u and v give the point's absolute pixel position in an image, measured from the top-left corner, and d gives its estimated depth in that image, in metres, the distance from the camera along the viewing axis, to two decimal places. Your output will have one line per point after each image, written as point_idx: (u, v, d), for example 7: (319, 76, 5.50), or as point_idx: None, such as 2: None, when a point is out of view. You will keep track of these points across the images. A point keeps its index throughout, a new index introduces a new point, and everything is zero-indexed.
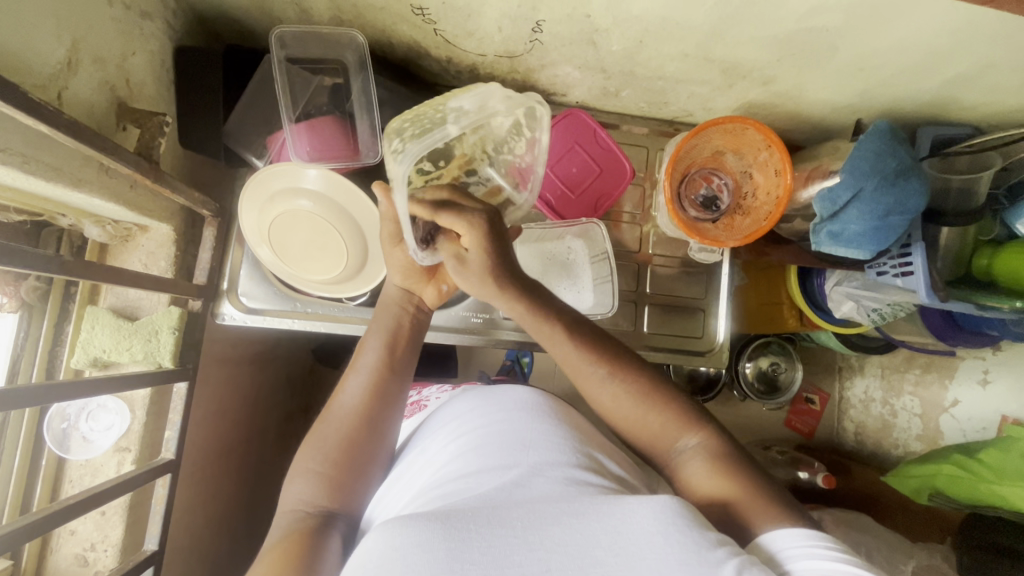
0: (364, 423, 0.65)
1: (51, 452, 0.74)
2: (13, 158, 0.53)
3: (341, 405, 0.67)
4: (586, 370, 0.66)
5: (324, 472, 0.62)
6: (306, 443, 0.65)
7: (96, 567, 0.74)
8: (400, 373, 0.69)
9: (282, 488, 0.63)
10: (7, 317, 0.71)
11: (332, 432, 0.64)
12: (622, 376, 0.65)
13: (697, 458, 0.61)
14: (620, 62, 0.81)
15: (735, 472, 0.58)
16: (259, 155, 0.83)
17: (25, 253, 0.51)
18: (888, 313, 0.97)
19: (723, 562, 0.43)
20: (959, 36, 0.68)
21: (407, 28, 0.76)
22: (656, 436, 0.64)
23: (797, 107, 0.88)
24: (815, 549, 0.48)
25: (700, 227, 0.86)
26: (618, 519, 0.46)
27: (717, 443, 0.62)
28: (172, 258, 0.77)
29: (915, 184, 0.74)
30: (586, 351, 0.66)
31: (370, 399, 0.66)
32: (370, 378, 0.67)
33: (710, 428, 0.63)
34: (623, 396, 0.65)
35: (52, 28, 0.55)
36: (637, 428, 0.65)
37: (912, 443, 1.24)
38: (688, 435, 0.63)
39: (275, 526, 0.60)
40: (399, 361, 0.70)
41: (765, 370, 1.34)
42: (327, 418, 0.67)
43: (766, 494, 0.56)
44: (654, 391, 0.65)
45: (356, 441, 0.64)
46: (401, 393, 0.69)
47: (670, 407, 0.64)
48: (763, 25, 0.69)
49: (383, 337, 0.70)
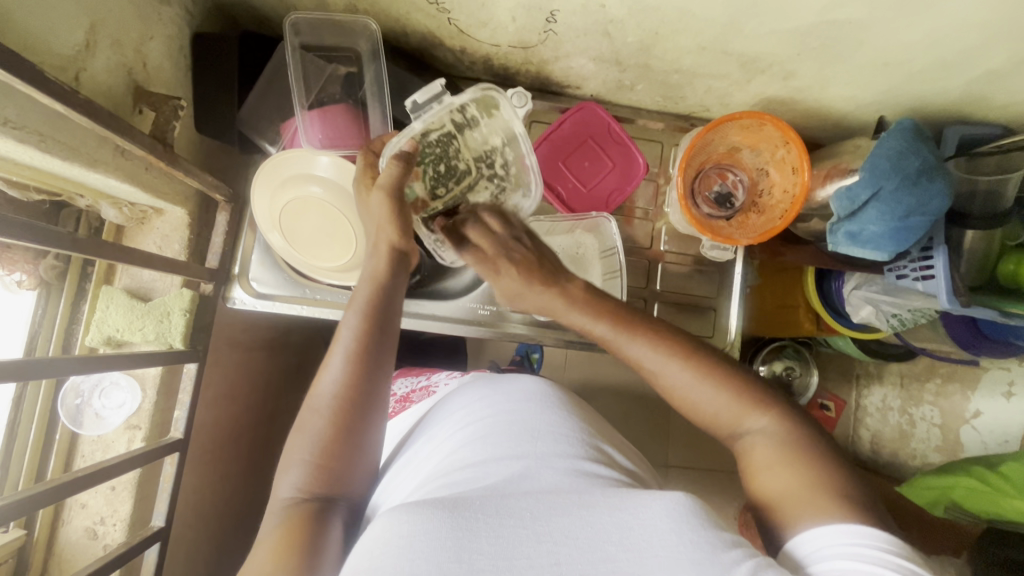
0: (348, 409, 0.59)
1: (65, 428, 0.76)
2: (30, 136, 0.54)
3: (321, 389, 0.61)
4: (649, 361, 0.64)
5: (316, 464, 0.58)
6: (294, 429, 0.60)
7: (105, 541, 0.75)
8: (385, 349, 0.63)
9: (273, 481, 0.59)
10: (25, 295, 0.73)
11: (317, 424, 0.59)
12: (689, 364, 0.62)
13: (767, 442, 0.58)
14: (636, 54, 0.80)
15: (805, 459, 0.55)
16: (273, 143, 0.85)
17: (39, 230, 0.52)
18: (908, 319, 0.95)
19: (737, 562, 0.42)
20: (987, 30, 0.66)
21: (422, 18, 0.76)
22: (720, 422, 0.61)
23: (817, 103, 0.86)
24: (850, 551, 0.46)
25: (712, 224, 0.84)
26: (630, 514, 0.45)
27: (784, 428, 0.58)
28: (186, 242, 0.78)
29: (939, 184, 0.71)
30: (650, 342, 0.64)
31: (351, 384, 0.60)
32: (352, 359, 0.61)
33: (780, 409, 0.60)
34: (696, 385, 0.62)
35: (71, 12, 0.57)
36: (701, 413, 0.62)
37: (930, 454, 1.19)
38: (757, 418, 0.59)
39: (268, 520, 0.57)
40: (377, 340, 0.62)
41: (779, 374, 1.29)
42: (310, 406, 0.60)
43: (839, 487, 0.52)
44: (716, 372, 0.62)
45: (342, 428, 0.59)
46: (383, 371, 0.62)
47: (742, 389, 0.61)
48: (780, 18, 0.68)
49: (360, 312, 0.63)
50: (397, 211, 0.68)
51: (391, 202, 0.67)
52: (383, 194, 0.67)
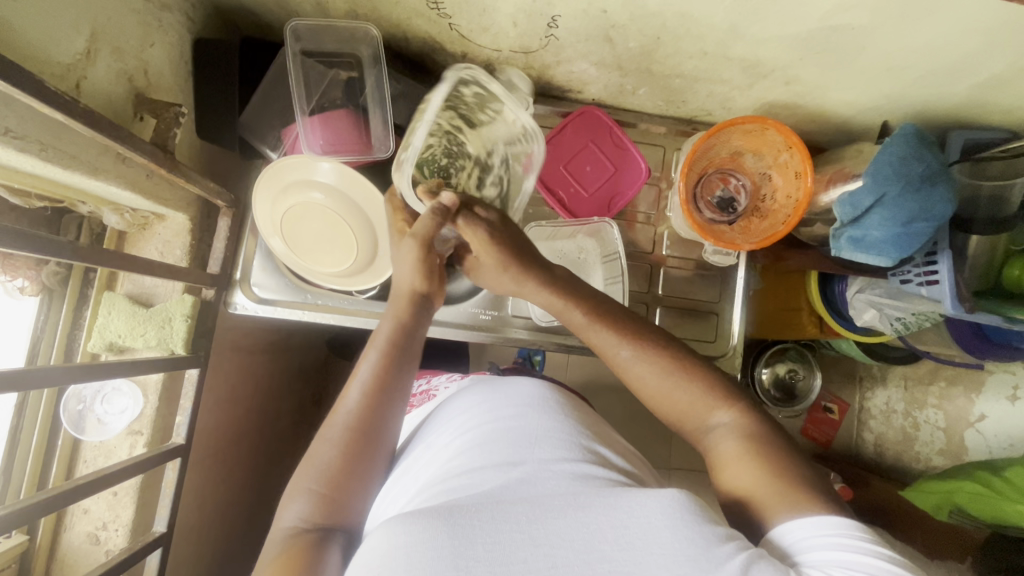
0: (364, 435, 0.62)
1: (68, 433, 0.76)
2: (30, 145, 0.54)
3: (338, 420, 0.63)
4: (615, 352, 0.66)
5: (325, 492, 0.58)
6: (305, 461, 0.61)
7: (107, 546, 0.76)
8: (402, 383, 0.66)
9: (277, 506, 0.60)
10: (28, 302, 0.73)
11: (330, 450, 0.61)
12: (652, 355, 0.64)
13: (729, 436, 0.58)
14: (638, 59, 0.80)
15: (762, 451, 0.56)
16: (273, 148, 0.84)
17: (39, 239, 0.52)
18: (912, 322, 0.93)
19: (730, 557, 0.42)
20: (993, 35, 0.65)
21: (423, 23, 0.76)
22: (687, 413, 0.62)
23: (821, 108, 0.86)
24: (835, 539, 0.45)
25: (715, 229, 0.83)
26: (625, 512, 0.45)
27: (748, 423, 0.59)
28: (188, 248, 0.78)
29: (942, 190, 0.71)
30: (612, 334, 0.66)
31: (369, 412, 0.63)
32: (370, 389, 0.64)
33: (741, 405, 0.61)
34: (654, 376, 0.63)
35: (71, 20, 0.57)
36: (665, 403, 0.64)
37: (934, 457, 1.19)
38: (720, 412, 0.60)
39: (268, 550, 0.56)
40: (394, 372, 0.65)
41: (783, 376, 1.30)
42: (326, 433, 0.63)
43: (802, 481, 0.52)
44: (685, 367, 0.63)
45: (359, 455, 0.61)
46: (401, 404, 0.65)
47: (703, 381, 0.62)
48: (783, 23, 0.67)
49: (381, 347, 0.66)
50: (424, 258, 0.68)
51: (424, 249, 0.67)
52: (416, 242, 0.67)
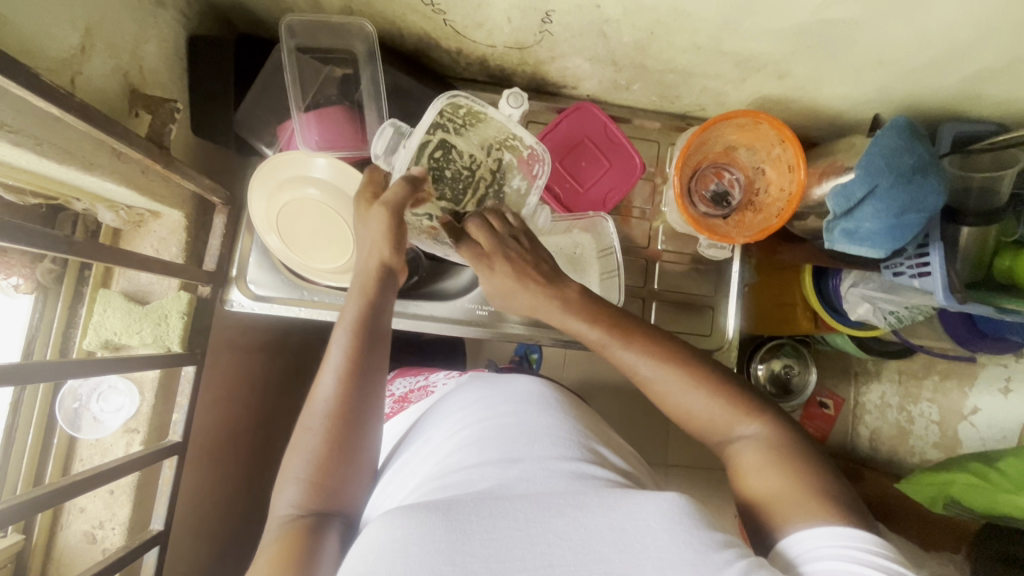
0: (343, 419, 0.60)
1: (63, 432, 0.76)
2: (25, 140, 0.54)
3: (317, 408, 0.61)
4: (636, 367, 0.64)
5: (313, 479, 0.58)
6: (290, 451, 0.61)
7: (104, 545, 0.75)
8: (377, 363, 0.64)
9: (271, 498, 0.60)
10: (22, 299, 0.73)
11: (312, 438, 0.60)
12: (674, 369, 0.62)
13: (753, 448, 0.58)
14: (632, 54, 0.80)
15: (791, 464, 0.55)
16: (270, 145, 0.85)
17: (34, 234, 0.52)
18: (905, 317, 0.95)
19: (729, 562, 0.42)
20: (982, 28, 0.66)
21: (418, 19, 0.77)
22: (709, 427, 0.62)
23: (813, 102, 0.86)
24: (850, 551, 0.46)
25: (710, 223, 0.84)
26: (623, 514, 0.45)
27: (774, 434, 0.58)
28: (183, 245, 0.78)
29: (933, 181, 0.72)
30: (635, 348, 0.64)
31: (347, 394, 0.61)
32: (346, 372, 0.62)
33: (766, 414, 0.60)
34: (679, 391, 0.62)
35: (66, 15, 0.57)
36: (691, 419, 0.63)
37: (928, 451, 1.19)
38: (745, 424, 0.60)
39: (265, 539, 0.56)
40: (370, 352, 0.64)
41: (778, 372, 1.30)
42: (306, 422, 0.61)
43: (823, 490, 0.53)
44: (709, 378, 0.62)
45: (339, 440, 0.60)
46: (378, 385, 0.64)
47: (728, 394, 0.61)
48: (775, 18, 0.68)
49: (353, 328, 0.65)
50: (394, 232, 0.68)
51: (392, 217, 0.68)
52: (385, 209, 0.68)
